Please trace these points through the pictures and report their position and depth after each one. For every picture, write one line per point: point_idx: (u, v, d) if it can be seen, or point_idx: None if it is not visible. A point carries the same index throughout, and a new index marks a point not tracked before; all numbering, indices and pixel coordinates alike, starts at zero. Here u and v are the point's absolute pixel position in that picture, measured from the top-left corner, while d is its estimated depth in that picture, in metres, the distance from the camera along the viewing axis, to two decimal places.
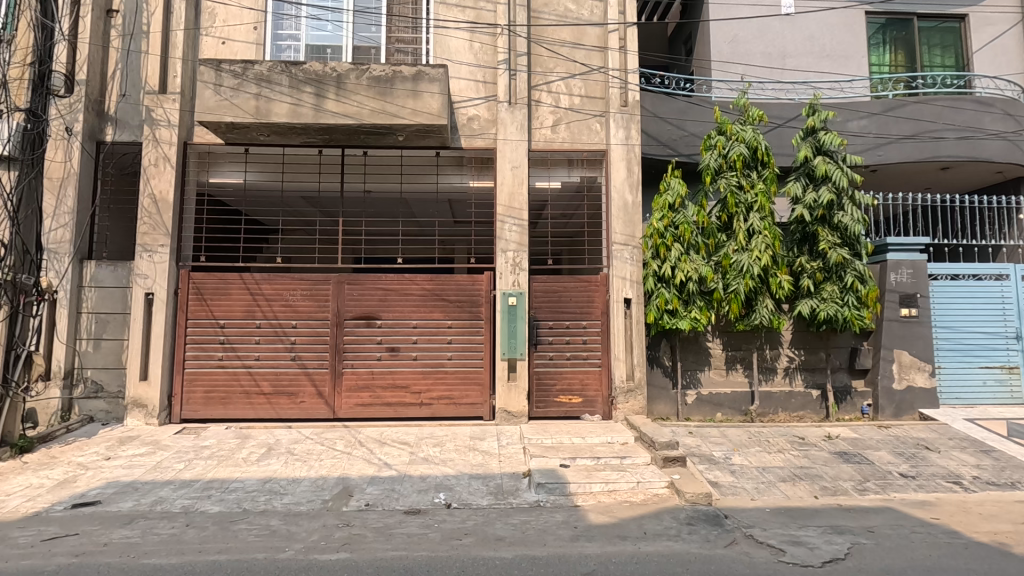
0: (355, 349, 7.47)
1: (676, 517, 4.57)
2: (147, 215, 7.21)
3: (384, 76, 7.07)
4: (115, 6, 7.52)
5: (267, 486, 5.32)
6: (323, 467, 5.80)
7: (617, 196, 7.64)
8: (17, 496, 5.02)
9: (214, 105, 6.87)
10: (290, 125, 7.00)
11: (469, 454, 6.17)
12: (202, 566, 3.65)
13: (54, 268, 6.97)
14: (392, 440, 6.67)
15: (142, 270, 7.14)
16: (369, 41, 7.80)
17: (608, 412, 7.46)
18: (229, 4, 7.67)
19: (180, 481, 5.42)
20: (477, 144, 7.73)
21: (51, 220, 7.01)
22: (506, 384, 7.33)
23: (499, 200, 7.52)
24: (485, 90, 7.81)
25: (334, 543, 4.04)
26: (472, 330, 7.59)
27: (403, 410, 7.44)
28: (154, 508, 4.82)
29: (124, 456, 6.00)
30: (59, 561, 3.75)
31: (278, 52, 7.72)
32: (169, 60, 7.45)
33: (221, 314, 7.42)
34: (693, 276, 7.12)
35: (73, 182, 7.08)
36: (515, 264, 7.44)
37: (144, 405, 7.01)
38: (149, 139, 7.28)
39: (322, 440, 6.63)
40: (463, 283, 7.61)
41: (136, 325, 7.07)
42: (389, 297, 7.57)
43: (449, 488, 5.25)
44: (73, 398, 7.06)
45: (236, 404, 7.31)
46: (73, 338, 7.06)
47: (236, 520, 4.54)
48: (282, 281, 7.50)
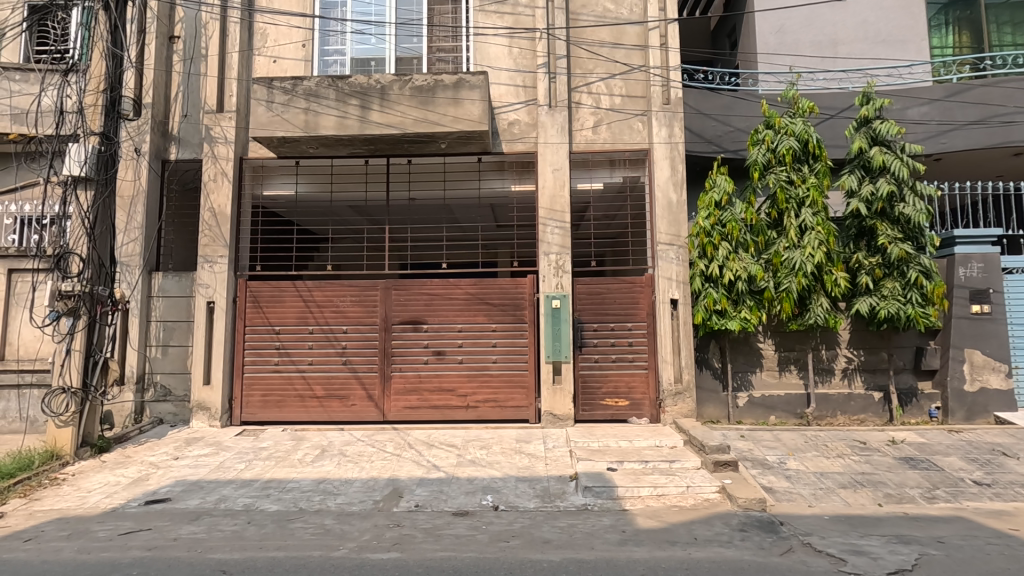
0: (402, 353, 7.65)
1: (728, 522, 4.45)
2: (207, 227, 7.61)
3: (426, 85, 7.21)
4: (176, 33, 8.00)
5: (321, 486, 5.51)
6: (374, 469, 5.95)
7: (661, 195, 7.51)
8: (96, 492, 5.41)
9: (267, 121, 7.23)
10: (338, 137, 7.25)
11: (515, 457, 6.20)
12: (262, 562, 3.82)
13: (126, 280, 7.47)
14: (439, 442, 6.79)
15: (203, 280, 7.54)
16: (411, 52, 7.97)
17: (656, 415, 7.34)
18: (279, 23, 8.02)
19: (241, 480, 5.69)
20: (518, 148, 7.79)
21: (123, 235, 7.51)
22: (551, 387, 7.32)
23: (541, 203, 7.53)
24: (525, 94, 7.85)
25: (386, 543, 4.15)
26: (516, 333, 7.62)
27: (450, 413, 7.55)
28: (218, 505, 5.08)
29: (190, 456, 6.35)
30: (134, 554, 4.01)
31: (325, 67, 8.02)
32: (225, 81, 7.88)
33: (276, 321, 7.74)
34: (742, 275, 6.92)
35: (142, 199, 7.57)
36: (558, 266, 7.44)
37: (207, 407, 7.39)
38: (208, 157, 7.69)
39: (373, 442, 6.81)
40: (506, 286, 7.66)
41: (199, 333, 7.46)
42: (434, 302, 7.71)
43: (496, 490, 5.29)
44: (145, 401, 7.52)
45: (291, 407, 7.61)
46: (144, 345, 7.52)
47: (293, 518, 4.73)
48: (332, 287, 7.78)
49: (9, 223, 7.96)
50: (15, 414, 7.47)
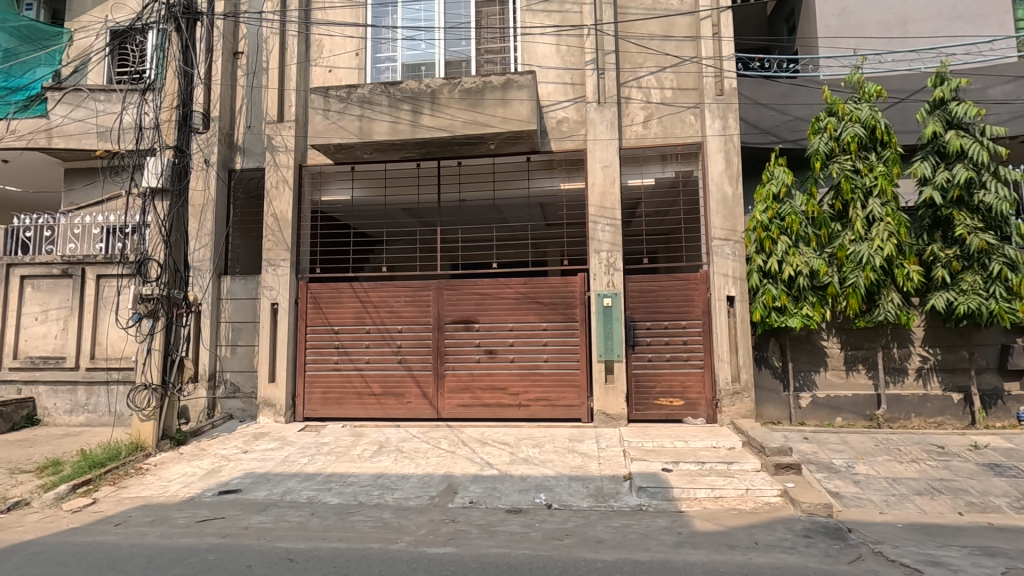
0: (456, 352, 7.78)
1: (792, 527, 4.28)
2: (270, 232, 8.00)
3: (475, 88, 7.30)
4: (240, 49, 8.45)
5: (379, 481, 5.70)
6: (429, 465, 6.09)
7: (715, 189, 7.30)
8: (176, 482, 5.81)
9: (324, 129, 7.52)
10: (391, 142, 7.45)
11: (568, 455, 6.19)
12: (326, 552, 4.00)
13: (198, 283, 7.96)
14: (492, 440, 6.86)
15: (268, 282, 7.94)
16: (460, 55, 8.07)
17: (712, 415, 7.15)
18: (334, 34, 8.33)
19: (305, 474, 5.96)
20: (567, 146, 7.75)
21: (195, 241, 8.01)
22: (603, 386, 7.26)
23: (590, 201, 7.47)
24: (574, 92, 7.81)
25: (441, 537, 4.24)
26: (567, 331, 7.59)
27: (502, 411, 7.61)
28: (284, 497, 5.34)
29: (258, 450, 6.70)
30: (210, 540, 4.28)
31: (377, 74, 8.25)
32: (285, 91, 8.26)
33: (335, 321, 8.05)
34: (803, 270, 6.63)
35: (211, 207, 8.04)
36: (608, 264, 7.36)
37: (273, 404, 7.77)
38: (270, 165, 8.08)
39: (428, 439, 6.97)
40: (557, 285, 7.65)
41: (265, 332, 7.86)
42: (486, 301, 7.80)
43: (549, 488, 5.31)
44: (217, 397, 7.98)
45: (349, 404, 7.89)
46: (215, 344, 7.99)
47: (353, 512, 4.91)
48: (387, 288, 8.01)
49: (96, 232, 8.42)
50: (104, 408, 8.10)
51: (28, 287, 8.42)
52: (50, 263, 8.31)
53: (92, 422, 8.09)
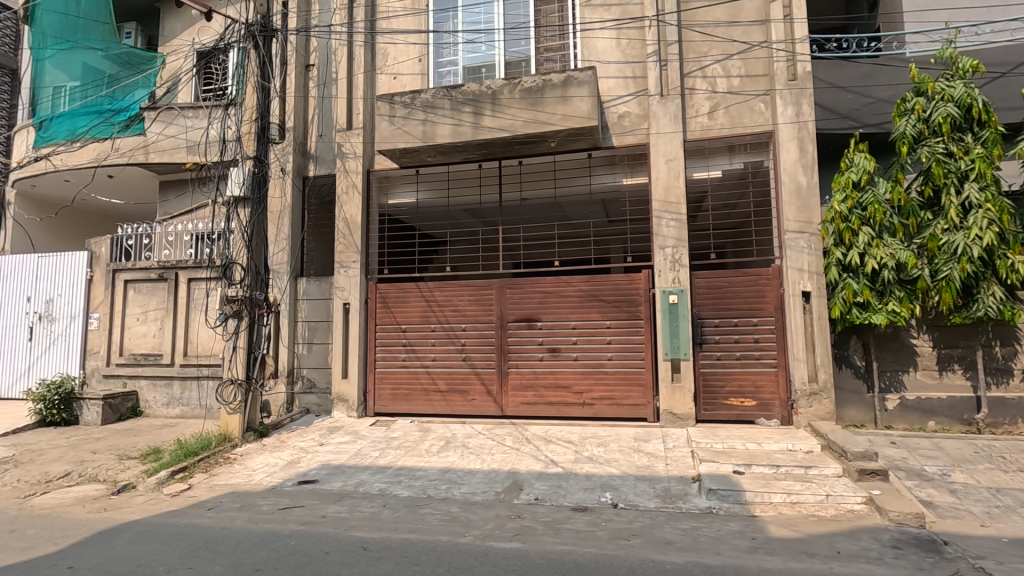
0: (519, 350, 7.84)
1: (878, 537, 4.01)
2: (341, 235, 8.37)
3: (535, 87, 7.32)
4: (311, 61, 8.88)
5: (446, 475, 5.84)
6: (494, 461, 6.18)
7: (788, 179, 6.94)
8: (260, 471, 6.21)
9: (390, 135, 7.78)
10: (453, 144, 7.61)
11: (633, 455, 6.10)
12: (397, 542, 4.15)
13: (277, 285, 8.45)
14: (557, 438, 6.86)
15: (340, 283, 8.31)
16: (519, 55, 8.12)
17: (787, 417, 6.81)
18: (398, 42, 8.60)
19: (376, 467, 6.21)
20: (628, 141, 7.61)
21: (274, 245, 8.51)
22: (669, 385, 7.09)
23: (654, 195, 7.31)
24: (635, 86, 7.66)
25: (508, 533, 4.30)
26: (632, 329, 7.46)
27: (567, 410, 7.59)
28: (357, 488, 5.59)
29: (333, 443, 7.04)
30: (291, 527, 4.55)
31: (439, 79, 8.45)
32: (352, 100, 8.63)
33: (402, 320, 8.32)
34: (888, 263, 6.19)
35: (288, 213, 8.51)
36: (674, 260, 7.18)
37: (346, 399, 8.13)
38: (341, 171, 8.46)
39: (493, 436, 7.06)
40: (620, 283, 7.53)
41: (338, 331, 8.24)
42: (548, 299, 7.81)
43: (615, 487, 5.25)
44: (295, 393, 8.43)
45: (417, 401, 8.13)
46: (293, 343, 8.44)
47: (422, 504, 5.07)
48: (451, 287, 8.18)
49: (187, 239, 9.11)
50: (196, 402, 8.76)
51: (131, 291, 9.25)
52: (149, 268, 9.10)
53: (186, 414, 8.78)
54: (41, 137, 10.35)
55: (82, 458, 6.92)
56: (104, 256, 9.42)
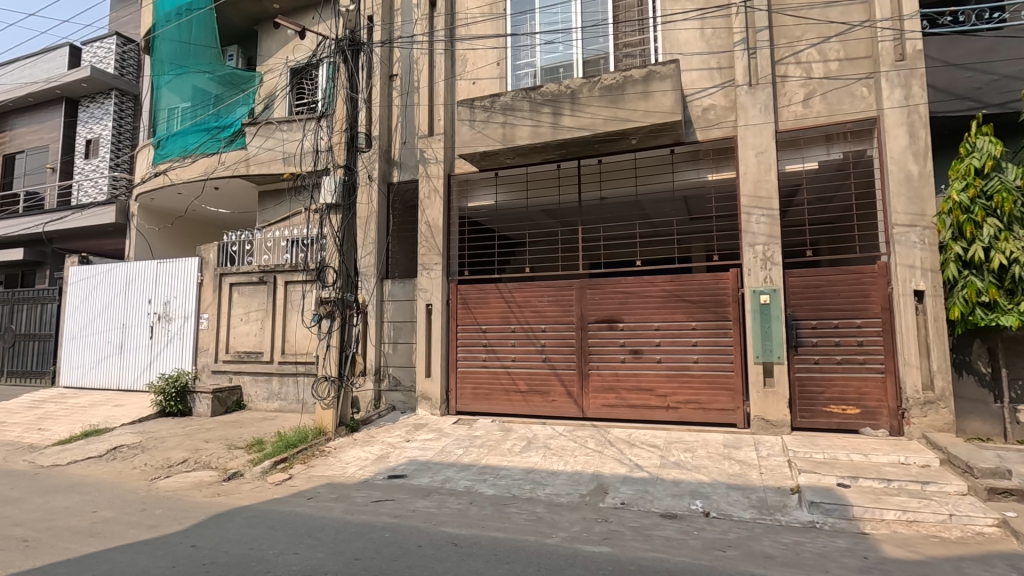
0: (600, 351, 7.74)
1: (1016, 565, 3.59)
2: (424, 238, 8.64)
3: (615, 84, 7.21)
4: (394, 71, 9.23)
5: (530, 475, 5.86)
6: (578, 463, 6.13)
7: (896, 167, 6.38)
8: (353, 464, 6.54)
9: (470, 139, 7.96)
10: (532, 145, 7.64)
11: (724, 462, 5.84)
12: (486, 539, 4.21)
13: (365, 286, 8.86)
14: (641, 441, 6.70)
15: (423, 285, 8.58)
16: (598, 53, 8.02)
17: (897, 427, 6.27)
18: (477, 47, 8.77)
19: (461, 464, 6.35)
20: (714, 134, 7.31)
21: (362, 249, 8.92)
22: (761, 390, 6.73)
23: (743, 190, 6.97)
24: (721, 76, 7.34)
25: (595, 536, 4.24)
26: (719, 330, 7.16)
27: (650, 413, 7.39)
28: (444, 484, 5.74)
29: (419, 440, 7.28)
30: (384, 519, 4.74)
31: (517, 81, 8.52)
32: (433, 107, 8.88)
33: (483, 320, 8.46)
34: (1020, 257, 5.58)
35: (374, 218, 8.88)
36: (764, 258, 6.81)
37: (429, 397, 8.38)
38: (423, 176, 8.73)
39: (574, 437, 7.02)
40: (706, 282, 7.25)
41: (421, 331, 8.51)
42: (630, 300, 7.66)
43: (705, 495, 5.05)
44: (382, 390, 8.77)
45: (497, 400, 8.22)
46: (379, 342, 8.79)
47: (508, 503, 5.12)
48: (530, 288, 8.23)
49: (284, 244, 9.77)
50: (292, 396, 9.35)
51: (235, 292, 10.01)
52: (251, 271, 9.83)
53: (284, 408, 9.38)
54: (160, 155, 11.47)
55: (197, 446, 7.59)
56: (212, 262, 10.29)
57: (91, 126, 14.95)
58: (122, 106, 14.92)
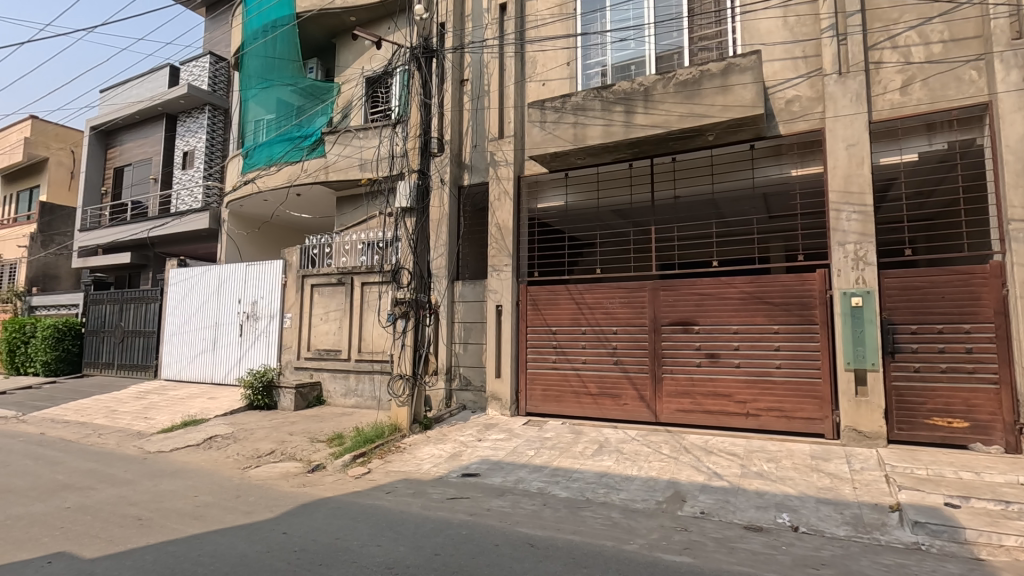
0: (674, 354, 7.52)
1: None
2: (494, 240, 8.72)
3: (691, 79, 7.01)
4: (465, 76, 9.39)
5: (603, 480, 5.78)
6: (653, 469, 5.98)
7: (1012, 157, 5.80)
8: (428, 461, 6.70)
9: (541, 140, 7.96)
10: (604, 144, 7.54)
11: (812, 474, 5.50)
12: (562, 542, 4.18)
13: (437, 288, 9.06)
14: (719, 449, 6.44)
15: (493, 286, 8.67)
16: (672, 48, 7.80)
17: (1013, 444, 5.69)
18: (547, 49, 8.77)
19: (533, 465, 6.35)
20: (798, 127, 6.92)
21: (434, 251, 9.13)
22: (852, 399, 6.29)
23: (832, 186, 6.56)
24: (807, 66, 6.95)
25: (676, 545, 4.11)
26: (804, 334, 6.77)
27: (728, 420, 7.08)
28: (517, 485, 5.76)
29: (490, 439, 7.35)
30: (461, 516, 4.82)
31: (587, 80, 8.45)
32: (504, 110, 8.97)
33: (553, 322, 8.44)
34: None
35: (445, 220, 9.07)
36: (856, 258, 6.37)
37: (500, 398, 8.45)
38: (493, 178, 8.82)
39: (648, 442, 6.85)
40: (790, 283, 6.88)
41: (491, 332, 8.60)
42: (706, 302, 7.40)
43: (793, 509, 4.78)
44: (452, 389, 8.91)
45: (568, 403, 8.16)
46: (450, 342, 8.96)
47: (583, 507, 5.07)
48: (601, 290, 8.14)
49: (360, 247, 10.17)
50: (368, 393, 9.70)
51: (315, 293, 10.53)
52: (331, 273, 10.30)
53: (360, 404, 9.75)
54: (248, 164, 12.25)
55: (283, 438, 8.04)
56: (295, 264, 10.88)
57: (188, 139, 16.21)
58: (214, 120, 16.06)
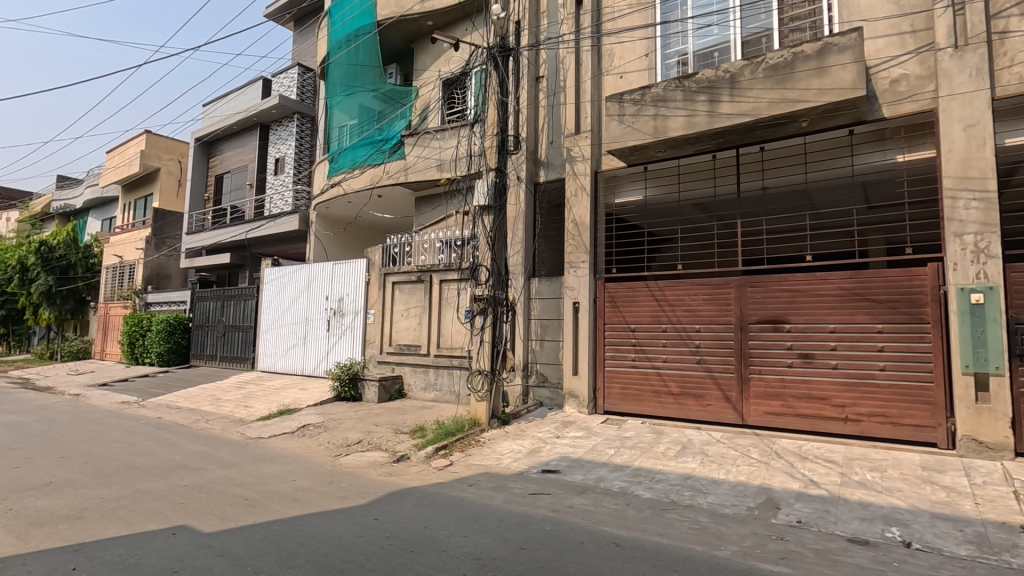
0: (763, 354, 7.15)
1: None
2: (571, 236, 8.66)
3: (783, 62, 6.63)
4: (541, 73, 9.38)
5: (689, 482, 5.59)
6: (742, 474, 5.72)
7: None
8: (508, 456, 6.78)
9: (619, 134, 7.81)
10: (686, 136, 7.29)
11: (924, 487, 5.05)
12: (649, 544, 4.09)
13: (515, 284, 9.12)
14: (815, 455, 6.05)
15: (570, 283, 8.62)
16: (759, 31, 7.42)
17: None
18: (624, 40, 8.59)
19: (614, 464, 6.25)
20: (906, 109, 6.37)
21: (510, 249, 9.20)
22: (971, 406, 5.72)
23: (946, 171, 5.98)
24: (916, 41, 6.38)
25: (771, 554, 3.90)
26: (912, 333, 6.22)
27: (824, 425, 6.64)
28: (599, 483, 5.70)
29: (569, 437, 7.32)
30: (543, 512, 4.83)
31: (667, 71, 8.20)
32: (580, 104, 8.88)
33: (632, 319, 8.27)
34: None
35: (522, 217, 9.12)
36: (976, 249, 5.77)
37: (577, 395, 8.38)
38: (570, 174, 8.76)
39: (735, 445, 6.55)
40: (896, 279, 6.34)
41: (568, 329, 8.55)
42: (798, 298, 6.99)
43: (903, 523, 4.40)
44: (529, 386, 8.94)
45: (648, 402, 7.96)
46: (527, 339, 9.00)
47: (668, 509, 4.93)
48: (683, 286, 7.88)
49: (438, 245, 10.45)
50: (447, 388, 9.95)
51: (397, 290, 10.92)
52: (411, 271, 10.65)
53: (439, 398, 10.01)
54: (334, 168, 12.89)
55: (369, 429, 8.42)
56: (378, 263, 11.33)
57: (279, 147, 17.29)
58: (303, 127, 17.05)
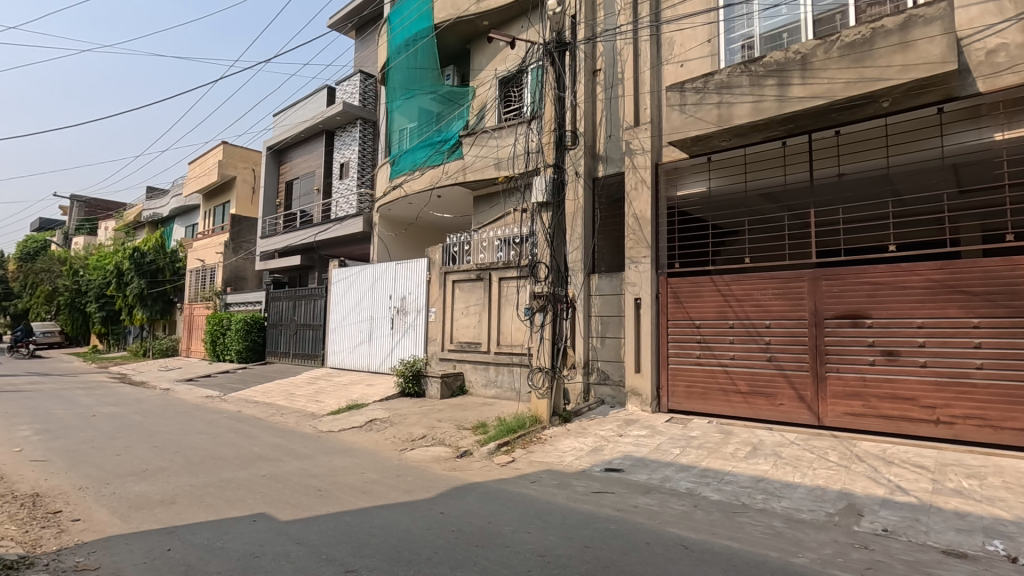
0: (842, 351, 6.73)
1: None
2: (632, 231, 8.49)
3: (861, 39, 6.20)
4: (598, 66, 9.27)
5: (761, 485, 5.35)
6: (819, 477, 5.41)
7: None
8: (570, 454, 6.74)
9: (681, 124, 7.58)
10: (753, 123, 6.97)
11: None
12: (720, 547, 3.94)
13: (575, 281, 9.04)
14: (902, 460, 5.63)
15: (631, 279, 8.45)
16: (833, 7, 6.99)
17: None
18: (685, 27, 8.31)
19: (680, 465, 6.08)
20: (1005, 82, 5.80)
21: (570, 245, 9.13)
22: None
23: None
24: (1017, 6, 5.79)
25: (855, 564, 3.67)
26: (1014, 328, 5.68)
27: (911, 428, 6.17)
28: (664, 483, 5.56)
29: (632, 435, 7.18)
30: (608, 511, 4.77)
31: (731, 55, 7.86)
32: (639, 96, 8.69)
33: (697, 316, 8.01)
34: None
35: (581, 212, 9.03)
36: None
37: (640, 393, 8.21)
38: (630, 168, 8.59)
39: (811, 447, 6.20)
40: (995, 269, 5.81)
41: (630, 325, 8.39)
42: (880, 292, 6.53)
43: (1007, 535, 4.02)
44: (591, 383, 8.84)
45: (714, 401, 7.68)
46: (588, 336, 8.92)
47: (739, 512, 4.74)
48: (751, 281, 7.55)
49: (497, 243, 10.53)
50: (507, 384, 10.01)
51: (457, 288, 11.10)
52: (470, 269, 10.78)
53: (500, 394, 10.09)
54: (396, 171, 13.23)
55: (433, 424, 8.61)
56: (438, 261, 11.53)
57: (343, 151, 17.94)
58: (366, 132, 17.63)
